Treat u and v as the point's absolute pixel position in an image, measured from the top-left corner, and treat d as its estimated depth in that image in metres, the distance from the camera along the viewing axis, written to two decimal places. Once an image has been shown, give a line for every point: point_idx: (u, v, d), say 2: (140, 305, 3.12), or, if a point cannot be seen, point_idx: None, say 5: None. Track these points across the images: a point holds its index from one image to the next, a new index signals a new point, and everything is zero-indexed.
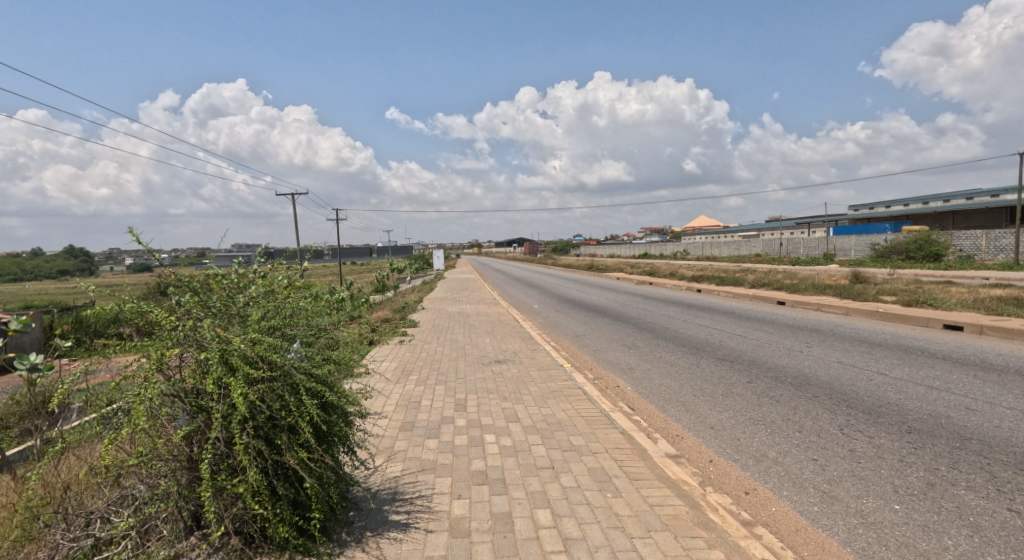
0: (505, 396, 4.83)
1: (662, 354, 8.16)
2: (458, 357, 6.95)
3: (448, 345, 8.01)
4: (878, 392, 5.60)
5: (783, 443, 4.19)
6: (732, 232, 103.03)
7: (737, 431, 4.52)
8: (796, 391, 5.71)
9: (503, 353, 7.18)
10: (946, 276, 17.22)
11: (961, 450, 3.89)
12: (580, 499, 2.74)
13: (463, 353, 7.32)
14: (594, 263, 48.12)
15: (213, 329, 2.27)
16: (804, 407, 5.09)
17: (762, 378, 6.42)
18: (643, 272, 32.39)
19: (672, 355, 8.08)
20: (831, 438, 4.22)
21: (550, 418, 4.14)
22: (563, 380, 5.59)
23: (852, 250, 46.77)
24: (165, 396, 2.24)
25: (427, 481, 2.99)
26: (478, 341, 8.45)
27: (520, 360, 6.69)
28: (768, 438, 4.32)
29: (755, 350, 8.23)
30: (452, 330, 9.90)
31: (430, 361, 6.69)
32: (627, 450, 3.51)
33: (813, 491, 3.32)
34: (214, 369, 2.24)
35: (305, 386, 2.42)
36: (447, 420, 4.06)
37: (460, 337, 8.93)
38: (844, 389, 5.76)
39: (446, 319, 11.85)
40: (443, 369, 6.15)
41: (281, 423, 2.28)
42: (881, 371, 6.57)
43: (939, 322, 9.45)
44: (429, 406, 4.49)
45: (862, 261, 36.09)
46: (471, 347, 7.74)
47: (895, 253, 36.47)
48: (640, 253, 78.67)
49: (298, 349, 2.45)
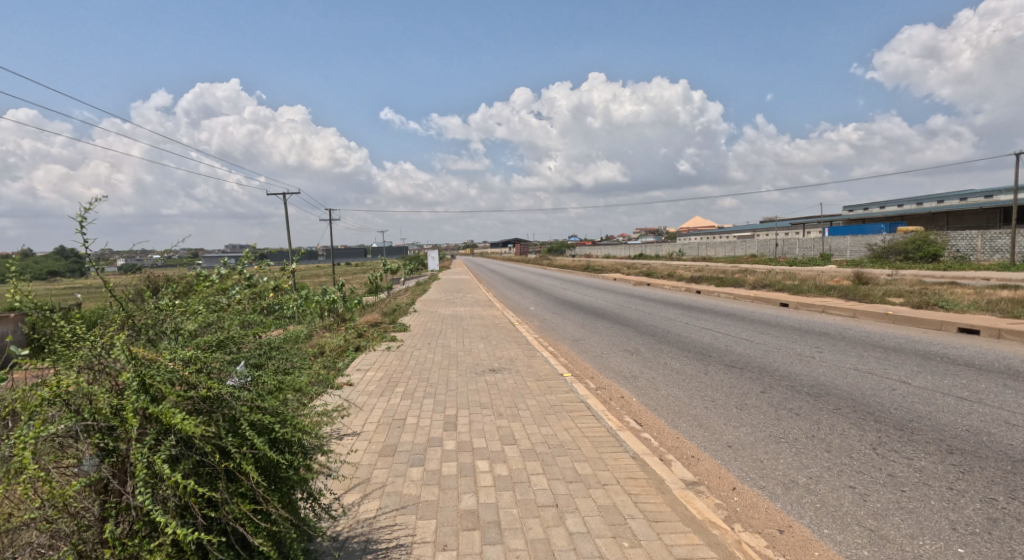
0: (501, 413, 4.36)
1: (667, 360, 7.72)
2: (450, 365, 6.49)
3: (441, 351, 7.56)
4: (906, 404, 5.16)
5: (813, 465, 3.74)
6: (727, 233, 103.04)
7: (758, 451, 4.06)
8: (816, 403, 5.27)
9: (499, 360, 6.73)
10: (951, 277, 16.90)
11: (1016, 474, 3.44)
12: (592, 550, 2.27)
13: (455, 360, 6.85)
14: (590, 264, 47.81)
15: (127, 348, 1.84)
16: (828, 422, 4.65)
17: (777, 387, 5.98)
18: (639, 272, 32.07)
19: (677, 362, 7.62)
20: (866, 460, 3.78)
21: (550, 440, 3.68)
22: (564, 392, 5.14)
23: (848, 251, 46.66)
24: (57, 437, 1.74)
25: (407, 524, 2.52)
26: (472, 346, 8.00)
27: (516, 368, 6.23)
28: (795, 459, 3.87)
29: (764, 356, 7.80)
30: (445, 335, 9.46)
31: (420, 369, 6.25)
32: (642, 481, 3.04)
33: (857, 528, 2.86)
34: (129, 402, 1.78)
35: (251, 421, 1.99)
36: (434, 443, 3.59)
37: (453, 343, 8.47)
38: (868, 401, 5.32)
39: (438, 323, 11.39)
40: (433, 379, 5.68)
41: (217, 471, 1.84)
42: (904, 380, 6.11)
43: (954, 325, 9.05)
44: (416, 425, 4.03)
45: (860, 261, 35.84)
46: (465, 354, 7.29)
47: (893, 253, 36.27)
48: (635, 254, 78.52)
49: (240, 375, 2.05)
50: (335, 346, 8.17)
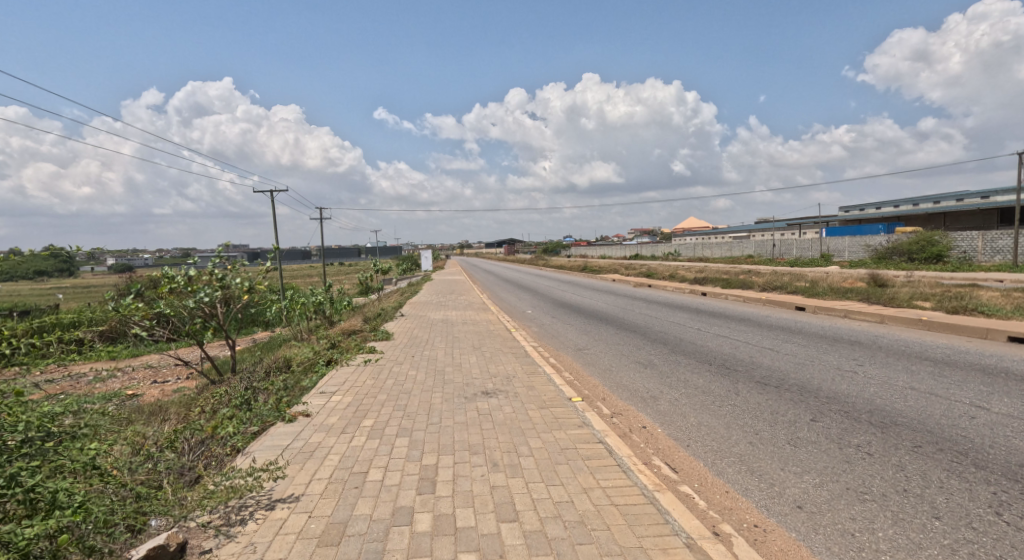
0: (496, 462, 3.30)
1: (687, 377, 6.70)
2: (434, 385, 5.42)
3: (427, 366, 6.49)
4: (997, 438, 4.16)
5: (931, 544, 2.71)
6: (722, 234, 102.34)
7: (842, 516, 3.03)
8: (883, 436, 4.27)
9: (494, 379, 5.67)
10: (971, 280, 15.94)
11: None
12: None
13: (441, 378, 5.79)
14: (587, 265, 47.00)
15: None
16: (915, 467, 3.63)
17: (825, 413, 4.99)
18: (637, 273, 31.10)
19: (698, 379, 6.61)
20: (1000, 534, 2.76)
21: (566, 514, 2.64)
22: (576, 426, 4.10)
23: (847, 252, 45.94)
24: None
25: None
26: (463, 360, 6.94)
27: (514, 390, 5.17)
28: (900, 531, 2.84)
29: (796, 371, 6.78)
30: (433, 345, 8.38)
31: (399, 391, 5.19)
32: None
33: None
34: None
35: None
36: (398, 527, 2.53)
37: (440, 354, 7.38)
38: (948, 432, 4.32)
39: (426, 329, 10.30)
40: (410, 406, 4.61)
41: None
42: (978, 405, 5.08)
43: (1002, 332, 8.09)
44: (378, 485, 2.99)
45: (863, 262, 35.03)
46: (454, 370, 6.23)
47: (896, 254, 35.43)
48: (631, 254, 77.70)
49: None
50: (303, 360, 7.13)
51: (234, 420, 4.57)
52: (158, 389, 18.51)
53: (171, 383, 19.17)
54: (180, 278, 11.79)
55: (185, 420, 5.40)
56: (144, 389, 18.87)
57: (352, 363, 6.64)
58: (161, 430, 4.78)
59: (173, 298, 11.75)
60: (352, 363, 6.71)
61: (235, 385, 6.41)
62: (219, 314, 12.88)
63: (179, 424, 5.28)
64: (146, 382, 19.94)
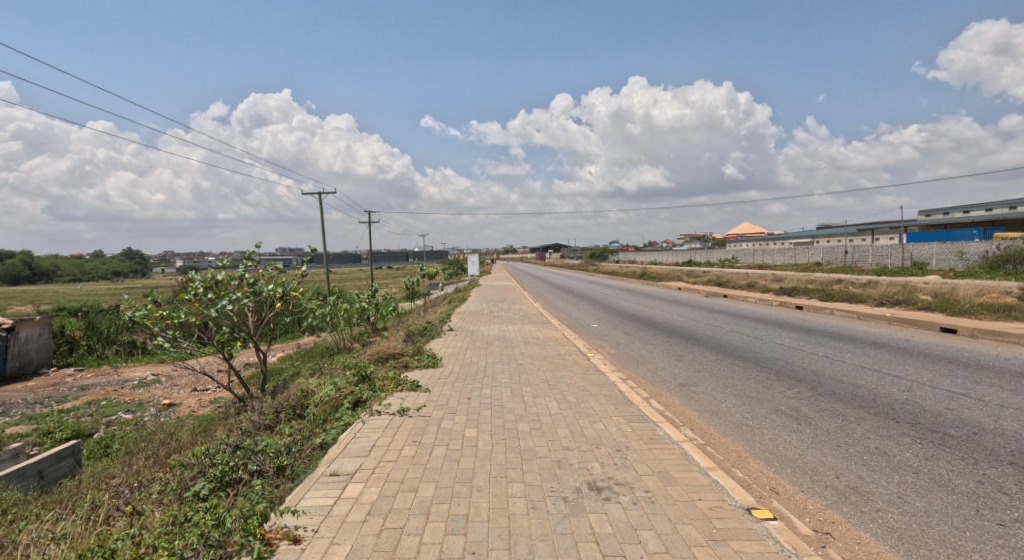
0: None
1: (882, 449, 4.42)
2: (510, 467, 3.47)
3: (490, 421, 4.48)
4: None
5: None
6: (785, 239, 96.22)
7: None
8: None
9: (602, 458, 3.65)
10: None
11: None
12: None
13: (515, 449, 3.81)
14: (644, 271, 44.00)
15: None
16: None
17: None
18: (705, 281, 28.25)
19: (903, 452, 4.33)
20: None
21: None
22: None
23: (937, 259, 41.23)
24: None
25: None
26: (540, 408, 4.91)
27: (644, 490, 3.13)
28: None
29: None
30: (495, 377, 6.37)
31: (453, 480, 3.24)
32: None
33: None
34: None
35: None
36: None
37: (506, 395, 5.41)
38: None
39: (482, 350, 8.38)
40: (476, 528, 2.68)
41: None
42: None
43: None
44: None
45: (963, 273, 30.98)
46: (531, 432, 4.20)
47: (1011, 262, 30.71)
48: (687, 259, 73.90)
49: None
50: (322, 397, 5.35)
51: (188, 531, 2.82)
52: (196, 400, 17.46)
53: (209, 394, 18.05)
54: (205, 282, 10.49)
55: (159, 496, 3.85)
56: (182, 398, 17.90)
57: (372, 410, 4.81)
58: (111, 535, 3.24)
59: (196, 304, 10.47)
60: (375, 409, 4.85)
61: (228, 439, 4.68)
62: (250, 324, 11.51)
63: (152, 503, 3.73)
64: (186, 390, 19.02)
